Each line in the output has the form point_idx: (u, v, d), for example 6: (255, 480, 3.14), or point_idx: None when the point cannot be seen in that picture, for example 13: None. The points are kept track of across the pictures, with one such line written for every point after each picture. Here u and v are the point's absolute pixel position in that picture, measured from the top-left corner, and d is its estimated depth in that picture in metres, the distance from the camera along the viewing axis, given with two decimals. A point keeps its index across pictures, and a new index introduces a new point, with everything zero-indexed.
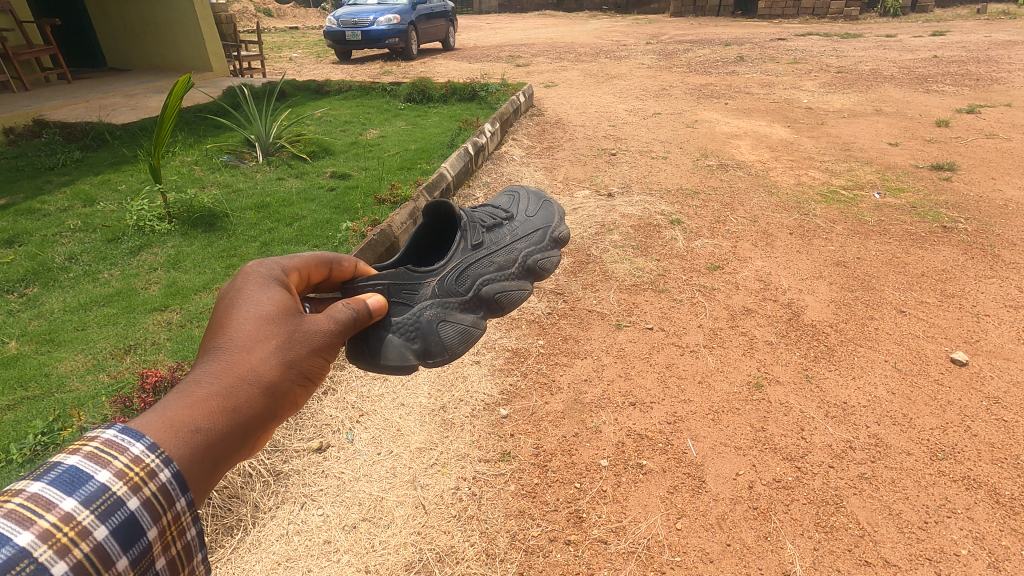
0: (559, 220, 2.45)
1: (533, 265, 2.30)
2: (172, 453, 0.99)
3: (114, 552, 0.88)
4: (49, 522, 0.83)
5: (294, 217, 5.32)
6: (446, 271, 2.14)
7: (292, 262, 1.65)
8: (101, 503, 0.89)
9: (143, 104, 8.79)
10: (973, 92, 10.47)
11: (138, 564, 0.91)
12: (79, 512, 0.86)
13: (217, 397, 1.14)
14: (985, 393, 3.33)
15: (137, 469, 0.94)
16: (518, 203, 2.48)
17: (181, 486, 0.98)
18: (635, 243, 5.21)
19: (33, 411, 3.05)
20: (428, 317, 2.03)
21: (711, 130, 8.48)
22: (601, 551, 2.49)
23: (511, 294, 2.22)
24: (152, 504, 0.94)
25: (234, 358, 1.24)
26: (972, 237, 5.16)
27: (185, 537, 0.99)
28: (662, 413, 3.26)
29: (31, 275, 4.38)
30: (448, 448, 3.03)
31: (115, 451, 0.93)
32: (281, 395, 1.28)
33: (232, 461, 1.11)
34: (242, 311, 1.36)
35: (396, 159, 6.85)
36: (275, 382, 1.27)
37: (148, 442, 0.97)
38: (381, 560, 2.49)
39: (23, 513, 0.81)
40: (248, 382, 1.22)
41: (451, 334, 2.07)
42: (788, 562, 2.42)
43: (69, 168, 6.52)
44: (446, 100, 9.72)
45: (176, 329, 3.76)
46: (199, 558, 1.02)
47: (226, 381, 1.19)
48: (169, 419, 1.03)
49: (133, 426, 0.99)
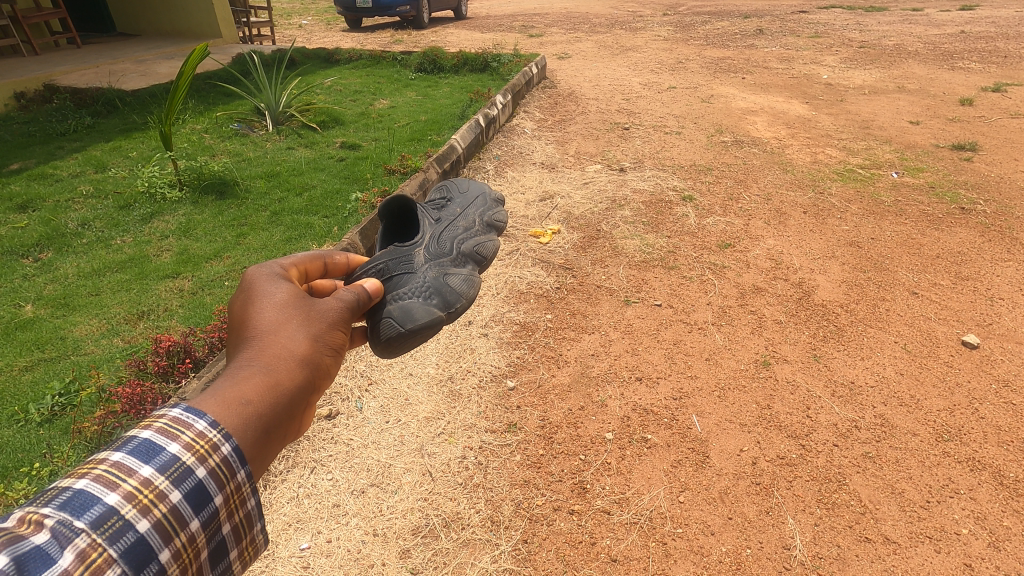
0: (489, 186, 2.71)
1: (492, 221, 2.52)
2: (229, 427, 1.01)
3: (188, 513, 0.91)
4: (132, 486, 0.86)
5: (304, 187, 5.31)
6: (428, 239, 2.18)
7: (290, 263, 1.60)
8: (174, 471, 0.90)
9: (153, 70, 8.73)
10: (1000, 69, 10.14)
11: (208, 526, 0.94)
12: (155, 478, 0.89)
13: (256, 374, 1.16)
14: (994, 376, 3.31)
15: (202, 443, 0.95)
16: (449, 187, 2.69)
17: (240, 459, 0.99)
18: (646, 219, 5.16)
19: (50, 372, 3.12)
20: (432, 276, 2.07)
21: (727, 105, 8.31)
22: (604, 521, 2.54)
23: (488, 244, 2.38)
24: (217, 474, 0.95)
25: (265, 342, 1.26)
26: (990, 219, 5.06)
27: (245, 507, 1.01)
28: (668, 388, 3.28)
29: (45, 239, 4.42)
30: (455, 419, 3.07)
31: (183, 426, 0.95)
32: (317, 365, 1.31)
33: (283, 432, 1.13)
34: (261, 301, 1.37)
35: (407, 130, 6.79)
36: (308, 355, 1.30)
37: (209, 418, 0.99)
38: (389, 524, 2.55)
39: (109, 478, 0.86)
40: (285, 358, 1.24)
41: (459, 283, 2.14)
42: (788, 537, 2.46)
43: (80, 134, 6.53)
44: (458, 70, 9.56)
45: (188, 296, 3.81)
46: (259, 527, 1.04)
47: (264, 362, 1.21)
48: (222, 397, 1.06)
49: (192, 405, 1.01)
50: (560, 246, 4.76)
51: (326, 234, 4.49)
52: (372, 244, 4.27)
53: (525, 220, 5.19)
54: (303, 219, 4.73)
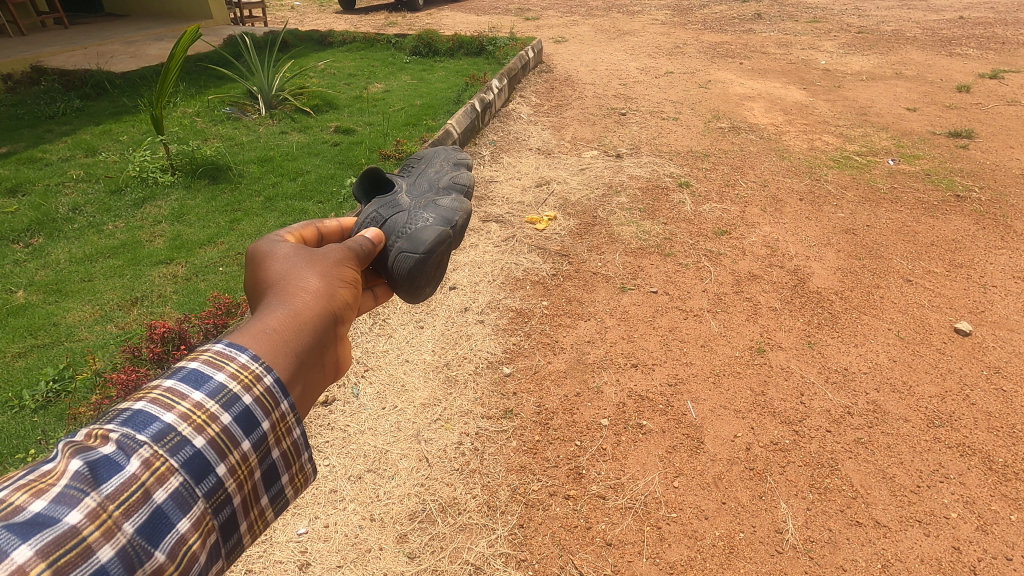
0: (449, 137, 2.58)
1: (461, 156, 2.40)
2: (267, 358, 1.01)
3: (239, 435, 0.92)
4: (186, 408, 0.88)
5: (298, 172, 5.26)
6: (405, 185, 2.17)
7: (286, 230, 1.58)
8: (223, 396, 0.92)
9: (142, 52, 8.57)
10: (998, 56, 10.10)
11: (258, 449, 0.95)
12: (206, 402, 0.90)
13: (277, 310, 1.14)
14: (986, 362, 3.35)
15: (247, 373, 0.96)
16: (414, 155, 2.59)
17: (283, 390, 1.00)
18: (642, 205, 5.16)
19: (43, 358, 3.10)
20: (420, 207, 2.04)
21: (724, 91, 8.26)
22: (600, 506, 2.56)
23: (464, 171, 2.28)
24: (263, 402, 0.96)
25: (282, 283, 1.24)
26: (985, 206, 5.07)
27: (292, 436, 1.01)
28: (663, 375, 3.29)
29: (35, 224, 4.37)
30: (451, 405, 3.08)
31: (227, 357, 0.96)
32: (334, 298, 1.28)
33: (315, 362, 1.12)
34: (273, 252, 1.35)
35: (402, 115, 6.72)
36: (325, 290, 1.27)
37: (251, 351, 0.99)
38: (386, 509, 2.56)
39: (163, 402, 0.87)
40: (304, 294, 1.22)
41: (449, 203, 2.09)
42: (781, 521, 2.49)
43: (69, 117, 6.42)
44: (453, 54, 9.45)
45: (181, 282, 3.78)
46: (306, 457, 1.05)
47: (287, 298, 1.19)
48: (253, 329, 1.05)
49: (230, 340, 1.01)
50: (556, 233, 4.74)
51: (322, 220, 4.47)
52: None
53: (522, 206, 5.17)
54: (298, 205, 4.70)
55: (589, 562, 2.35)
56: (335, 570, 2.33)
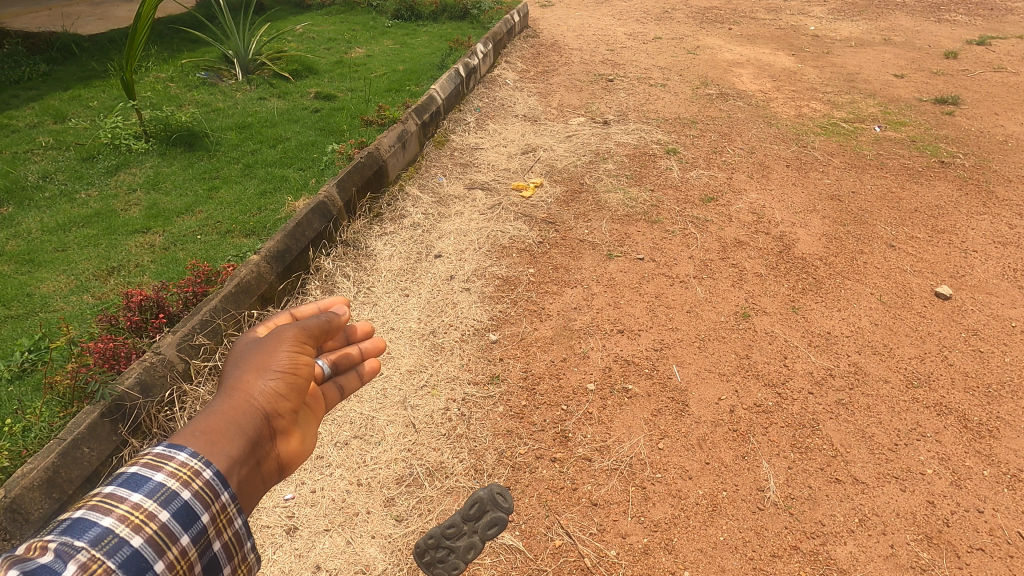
0: None
1: None
2: (202, 460, 1.05)
3: (178, 530, 0.98)
4: (124, 509, 0.94)
5: (277, 139, 5.12)
6: None
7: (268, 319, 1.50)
8: (160, 495, 0.98)
9: (111, 13, 8.19)
10: (986, 22, 10.04)
11: (198, 542, 1.01)
12: (145, 502, 0.96)
13: (224, 412, 1.16)
14: (964, 325, 3.40)
15: (185, 470, 1.02)
16: None
17: (221, 484, 1.06)
18: (630, 172, 5.11)
19: (18, 329, 3.03)
20: None
21: (713, 57, 8.14)
22: (586, 468, 2.59)
23: None
24: (201, 497, 1.02)
25: (236, 374, 1.24)
26: (969, 172, 5.10)
27: (234, 526, 1.08)
28: (649, 340, 3.31)
29: (4, 193, 4.21)
30: (438, 371, 3.07)
31: (166, 458, 1.02)
32: (290, 395, 1.26)
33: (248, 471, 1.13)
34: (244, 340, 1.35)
35: (384, 80, 6.54)
36: (282, 385, 1.25)
37: (189, 451, 1.05)
38: (373, 474, 2.56)
39: (102, 507, 0.94)
40: (254, 395, 1.21)
41: None
42: (763, 479, 2.54)
43: (35, 82, 6.15)
44: (437, 18, 9.17)
45: (159, 252, 3.69)
46: (249, 545, 1.11)
47: (236, 398, 1.20)
48: (190, 436, 1.08)
49: (173, 439, 1.06)
50: (543, 200, 4.69)
51: (303, 188, 4.38)
52: (349, 197, 4.05)
53: (508, 173, 5.09)
54: (278, 172, 4.58)
55: (575, 522, 2.38)
56: (323, 534, 2.33)
